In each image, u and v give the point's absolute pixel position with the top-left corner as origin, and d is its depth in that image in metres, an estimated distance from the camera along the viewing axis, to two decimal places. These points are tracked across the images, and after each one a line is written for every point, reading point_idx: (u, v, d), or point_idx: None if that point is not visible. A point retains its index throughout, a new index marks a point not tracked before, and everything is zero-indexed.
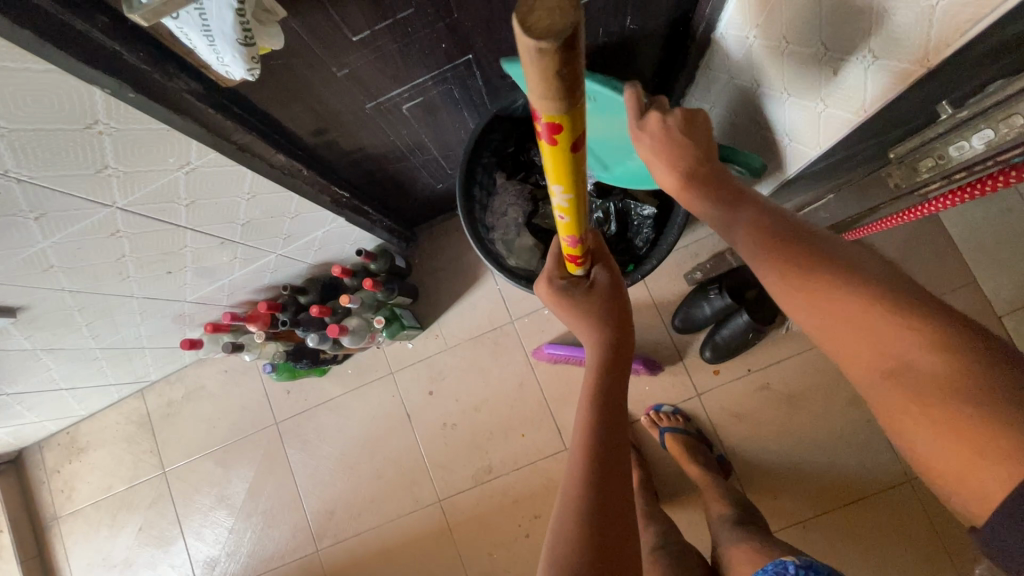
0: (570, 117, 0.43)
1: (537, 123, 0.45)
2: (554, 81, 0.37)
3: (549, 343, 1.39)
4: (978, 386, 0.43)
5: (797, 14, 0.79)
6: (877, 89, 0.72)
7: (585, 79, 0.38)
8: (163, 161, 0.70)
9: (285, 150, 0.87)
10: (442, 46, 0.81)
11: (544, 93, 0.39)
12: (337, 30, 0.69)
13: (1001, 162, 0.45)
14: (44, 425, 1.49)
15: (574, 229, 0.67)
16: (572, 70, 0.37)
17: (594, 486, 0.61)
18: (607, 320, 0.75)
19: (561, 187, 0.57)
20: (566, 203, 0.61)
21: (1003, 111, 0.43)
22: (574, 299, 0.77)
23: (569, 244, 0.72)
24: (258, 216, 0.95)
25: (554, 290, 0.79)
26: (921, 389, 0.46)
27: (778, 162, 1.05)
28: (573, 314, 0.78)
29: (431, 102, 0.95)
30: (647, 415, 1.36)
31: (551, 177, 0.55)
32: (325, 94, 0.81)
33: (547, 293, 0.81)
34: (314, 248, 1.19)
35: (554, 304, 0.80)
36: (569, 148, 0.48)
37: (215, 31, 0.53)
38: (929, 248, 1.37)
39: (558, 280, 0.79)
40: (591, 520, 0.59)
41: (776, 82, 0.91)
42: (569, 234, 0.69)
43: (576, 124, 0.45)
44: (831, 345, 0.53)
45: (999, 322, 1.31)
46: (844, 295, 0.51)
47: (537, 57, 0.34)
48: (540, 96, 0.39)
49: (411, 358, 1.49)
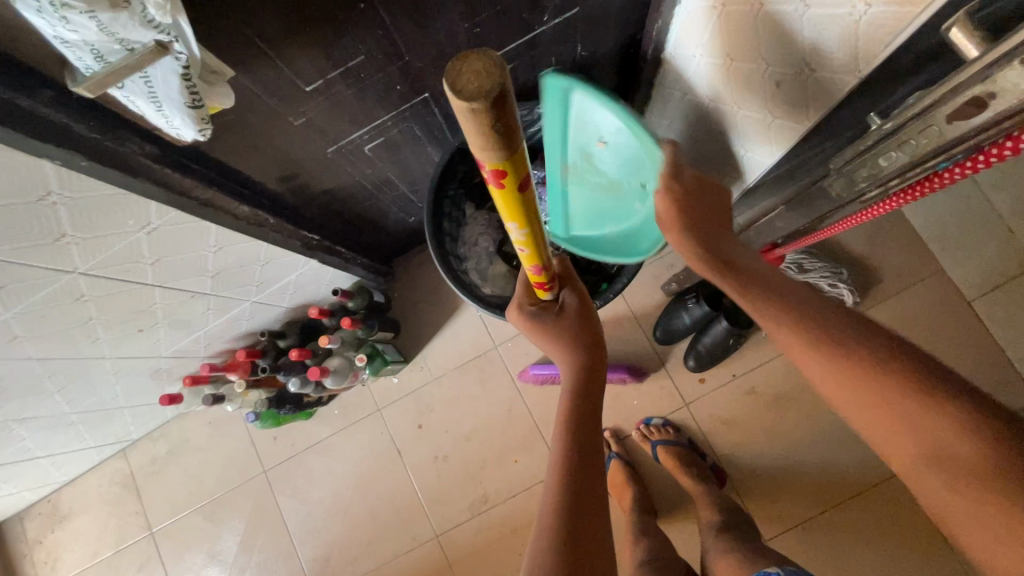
0: (513, 164, 0.43)
1: (484, 171, 0.45)
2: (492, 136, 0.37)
3: (534, 365, 1.40)
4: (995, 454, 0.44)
5: (735, 34, 0.82)
6: (819, 97, 0.74)
7: (521, 127, 0.38)
8: (122, 224, 0.70)
9: (249, 200, 0.87)
10: (397, 88, 0.83)
11: (483, 146, 0.39)
12: (290, 82, 0.70)
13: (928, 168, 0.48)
14: (23, 496, 1.45)
15: (536, 259, 0.67)
16: (506, 124, 0.37)
17: (569, 501, 0.62)
18: (580, 343, 0.76)
19: (517, 223, 0.56)
20: (525, 236, 0.61)
21: (921, 124, 0.45)
22: (547, 325, 0.78)
23: (534, 274, 0.71)
24: (227, 266, 0.95)
25: (527, 316, 0.80)
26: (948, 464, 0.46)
27: (738, 171, 1.08)
28: (548, 339, 0.78)
29: (392, 140, 0.96)
30: (639, 429, 1.36)
31: (506, 215, 0.55)
32: (284, 143, 0.82)
33: (520, 320, 0.82)
34: (289, 291, 1.19)
35: (528, 328, 0.80)
36: (517, 190, 0.48)
37: (162, 96, 0.54)
38: (897, 241, 1.40)
39: (529, 306, 0.80)
40: (565, 529, 0.60)
41: (725, 98, 0.94)
42: (533, 265, 0.68)
43: (521, 169, 0.45)
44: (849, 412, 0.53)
45: (970, 307, 1.35)
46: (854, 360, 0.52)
47: (470, 117, 0.35)
48: (478, 149, 0.40)
49: (397, 393, 1.48)
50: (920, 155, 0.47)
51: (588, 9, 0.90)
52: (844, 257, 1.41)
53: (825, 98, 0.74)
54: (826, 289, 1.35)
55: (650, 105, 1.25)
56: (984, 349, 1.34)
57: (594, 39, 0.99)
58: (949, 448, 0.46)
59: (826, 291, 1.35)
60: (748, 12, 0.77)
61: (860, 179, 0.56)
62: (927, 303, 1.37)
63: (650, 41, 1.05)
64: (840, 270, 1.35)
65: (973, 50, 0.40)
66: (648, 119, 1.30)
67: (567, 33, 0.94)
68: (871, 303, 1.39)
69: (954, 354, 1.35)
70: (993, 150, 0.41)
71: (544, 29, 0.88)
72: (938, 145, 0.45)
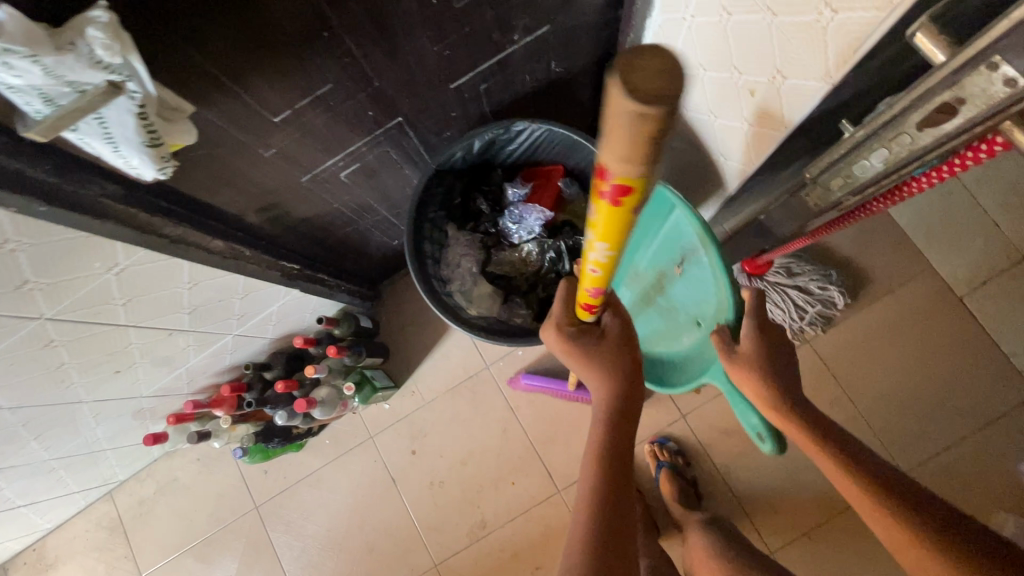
0: (646, 183, 0.38)
1: (603, 183, 0.39)
2: (642, 146, 0.32)
3: (526, 374, 1.38)
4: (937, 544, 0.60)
5: (710, 42, 0.82)
6: (793, 104, 0.73)
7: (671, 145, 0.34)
8: (88, 267, 0.67)
9: (223, 234, 0.85)
10: (369, 114, 0.82)
11: (620, 153, 0.34)
12: (255, 113, 0.69)
13: (903, 175, 0.47)
14: (6, 546, 1.40)
15: (601, 283, 0.61)
16: (662, 137, 0.32)
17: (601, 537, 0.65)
18: (622, 378, 0.73)
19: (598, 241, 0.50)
20: (602, 258, 0.55)
21: (893, 130, 0.44)
22: (587, 352, 0.73)
23: (590, 296, 0.65)
24: (204, 301, 0.92)
25: (565, 340, 0.74)
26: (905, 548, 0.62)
27: (719, 180, 1.06)
28: (586, 367, 0.74)
29: (369, 166, 0.95)
30: (648, 445, 1.34)
31: (592, 230, 0.49)
32: (256, 174, 0.80)
33: (556, 338, 0.75)
34: (273, 322, 1.16)
35: (564, 351, 0.75)
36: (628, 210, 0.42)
37: (117, 136, 0.52)
38: (884, 240, 1.39)
39: (569, 330, 0.73)
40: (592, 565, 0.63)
41: (704, 106, 0.94)
42: (593, 288, 0.62)
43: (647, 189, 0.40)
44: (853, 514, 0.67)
45: (961, 303, 1.34)
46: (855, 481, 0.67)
47: (638, 119, 0.30)
48: (619, 159, 0.34)
49: (389, 419, 1.45)
50: (891, 164, 0.47)
51: (559, 26, 0.89)
52: (833, 259, 1.40)
53: (798, 104, 0.72)
54: (817, 292, 1.34)
55: None
56: (979, 344, 1.33)
57: (567, 55, 0.99)
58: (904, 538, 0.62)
59: (817, 294, 1.34)
60: (719, 21, 0.77)
61: (841, 185, 0.55)
62: (918, 301, 1.36)
63: (622, 56, 1.04)
64: (829, 272, 1.34)
65: (939, 55, 0.38)
66: None
67: (540, 51, 0.93)
68: (862, 303, 1.38)
69: (948, 351, 1.34)
70: (976, 148, 0.41)
71: (515, 47, 0.88)
72: (907, 155, 0.45)
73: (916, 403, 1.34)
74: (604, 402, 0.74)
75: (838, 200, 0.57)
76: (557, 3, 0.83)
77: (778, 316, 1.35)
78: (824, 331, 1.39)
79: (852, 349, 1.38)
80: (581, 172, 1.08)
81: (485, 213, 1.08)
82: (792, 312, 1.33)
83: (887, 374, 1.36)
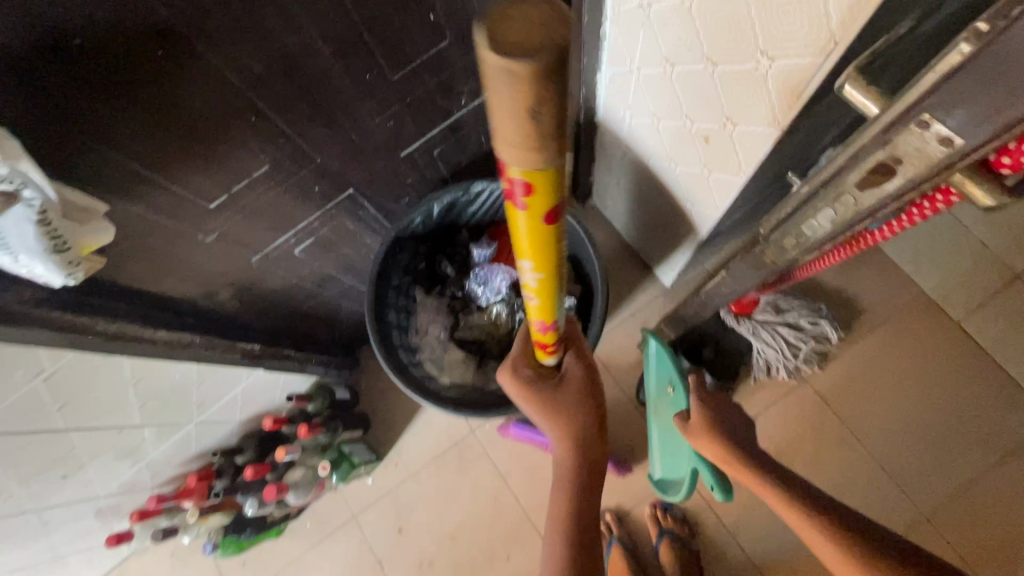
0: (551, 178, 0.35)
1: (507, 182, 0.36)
2: (533, 131, 0.29)
3: (515, 421, 1.30)
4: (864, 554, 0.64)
5: (656, 94, 0.81)
6: (746, 150, 0.71)
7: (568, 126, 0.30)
8: (10, 377, 0.63)
9: (168, 323, 0.81)
10: (317, 189, 0.79)
11: (521, 148, 0.31)
12: (187, 202, 0.66)
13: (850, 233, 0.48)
14: None
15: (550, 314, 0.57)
16: (555, 118, 0.29)
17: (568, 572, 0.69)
18: (583, 421, 0.73)
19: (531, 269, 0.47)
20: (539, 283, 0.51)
21: (834, 191, 0.45)
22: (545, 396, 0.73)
23: (540, 332, 0.62)
24: (155, 393, 0.88)
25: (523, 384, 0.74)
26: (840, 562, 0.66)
27: (689, 225, 1.03)
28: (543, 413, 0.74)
29: (325, 239, 0.92)
30: (653, 508, 1.25)
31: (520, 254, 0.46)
32: (198, 260, 0.77)
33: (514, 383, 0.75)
34: (239, 403, 1.11)
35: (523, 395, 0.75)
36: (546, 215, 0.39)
37: (16, 246, 0.47)
38: (874, 268, 1.34)
39: (527, 374, 0.73)
40: None
41: (662, 155, 0.92)
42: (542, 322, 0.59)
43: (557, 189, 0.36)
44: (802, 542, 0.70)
45: (960, 328, 1.29)
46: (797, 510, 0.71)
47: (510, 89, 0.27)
48: (515, 151, 0.31)
49: (373, 495, 1.36)
50: (845, 220, 0.47)
51: None
52: (822, 291, 1.35)
53: (753, 147, 0.69)
54: (809, 328, 1.28)
55: (596, 165, 1.23)
56: (984, 370, 1.27)
57: None
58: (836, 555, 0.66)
59: (809, 329, 1.28)
60: (663, 72, 0.76)
61: (797, 242, 0.54)
62: (916, 329, 1.31)
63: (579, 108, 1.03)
64: (818, 306, 1.29)
65: (872, 107, 0.38)
66: (597, 178, 1.28)
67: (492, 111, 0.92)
68: (859, 335, 1.32)
69: (955, 380, 1.28)
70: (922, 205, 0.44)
71: (466, 111, 0.86)
72: (858, 212, 0.45)
73: (929, 437, 1.26)
74: (568, 448, 0.74)
75: (796, 255, 0.56)
76: None
77: (771, 359, 1.28)
78: (821, 368, 1.32)
79: (854, 385, 1.31)
80: None
81: (452, 275, 1.05)
82: (785, 353, 1.27)
83: (895, 409, 1.28)
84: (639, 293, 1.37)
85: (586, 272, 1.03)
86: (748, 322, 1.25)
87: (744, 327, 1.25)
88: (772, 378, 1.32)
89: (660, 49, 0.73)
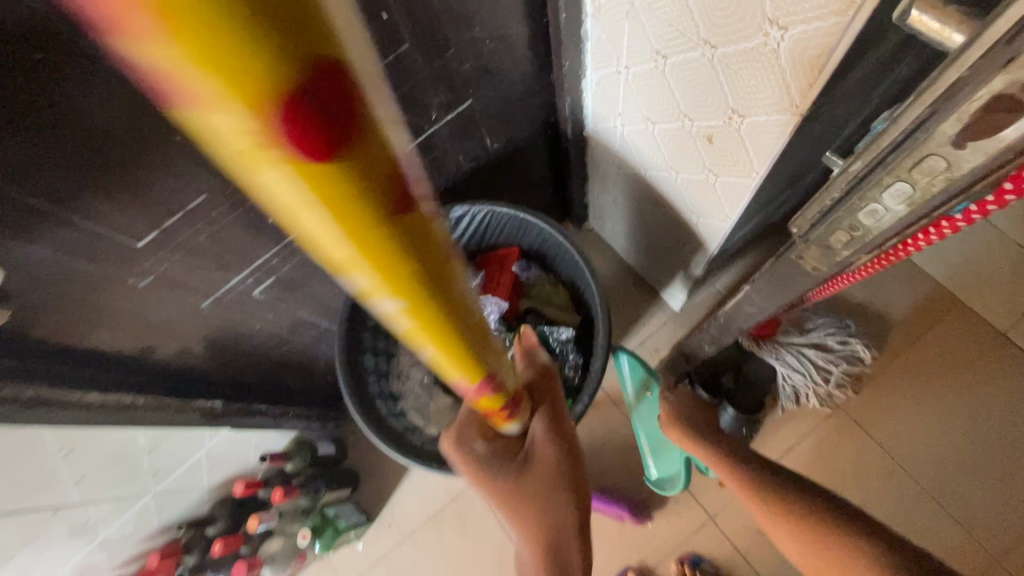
0: None
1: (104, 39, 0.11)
2: None
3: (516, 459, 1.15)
4: (817, 515, 0.70)
5: (649, 94, 0.72)
6: (759, 146, 0.61)
7: None
8: None
9: (102, 384, 0.70)
10: (270, 222, 0.70)
11: None
12: (108, 241, 0.57)
13: (930, 216, 0.38)
14: None
15: (462, 350, 0.33)
16: None
17: None
18: (555, 495, 0.62)
19: (389, 289, 0.23)
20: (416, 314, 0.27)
21: (909, 159, 0.35)
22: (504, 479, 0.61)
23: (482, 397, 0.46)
24: (96, 465, 0.76)
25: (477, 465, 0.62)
26: (794, 527, 0.71)
27: (696, 241, 0.92)
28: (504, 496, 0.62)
29: (288, 278, 0.82)
30: (679, 566, 1.09)
31: (343, 263, 0.21)
32: (134, 309, 0.67)
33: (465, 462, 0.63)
34: (206, 467, 0.99)
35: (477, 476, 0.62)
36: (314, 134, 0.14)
37: None
38: (903, 277, 1.22)
39: (483, 449, 0.61)
40: None
41: (661, 164, 0.83)
42: (461, 370, 0.37)
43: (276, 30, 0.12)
44: (765, 521, 0.75)
45: (1009, 341, 1.16)
46: (759, 486, 0.77)
47: None
48: None
49: (364, 562, 1.22)
50: (928, 195, 0.36)
51: (483, 99, 0.80)
52: (848, 307, 1.22)
53: (769, 139, 0.59)
54: (838, 349, 1.15)
55: (589, 184, 1.14)
56: None
57: (502, 129, 0.89)
58: (795, 520, 0.71)
59: (838, 350, 1.15)
60: (655, 67, 0.67)
61: (852, 233, 0.43)
62: (958, 343, 1.17)
63: (564, 122, 0.95)
64: (846, 323, 1.16)
65: (956, 33, 0.31)
66: (593, 198, 1.19)
67: (468, 128, 0.83)
68: (895, 354, 1.19)
69: (1008, 398, 1.14)
70: (986, 201, 0.34)
71: (436, 127, 0.78)
72: (951, 180, 0.34)
73: (986, 466, 1.11)
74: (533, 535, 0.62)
75: (849, 252, 0.46)
76: (472, 74, 0.74)
77: (799, 387, 1.14)
78: (855, 394, 1.18)
79: (895, 410, 1.17)
80: (537, 253, 0.95)
81: None
82: (815, 378, 1.13)
83: (943, 438, 1.14)
84: (648, 319, 1.25)
85: (583, 300, 0.92)
86: (771, 346, 1.13)
87: (766, 351, 1.13)
88: (801, 407, 1.18)
89: (649, 39, 0.64)
